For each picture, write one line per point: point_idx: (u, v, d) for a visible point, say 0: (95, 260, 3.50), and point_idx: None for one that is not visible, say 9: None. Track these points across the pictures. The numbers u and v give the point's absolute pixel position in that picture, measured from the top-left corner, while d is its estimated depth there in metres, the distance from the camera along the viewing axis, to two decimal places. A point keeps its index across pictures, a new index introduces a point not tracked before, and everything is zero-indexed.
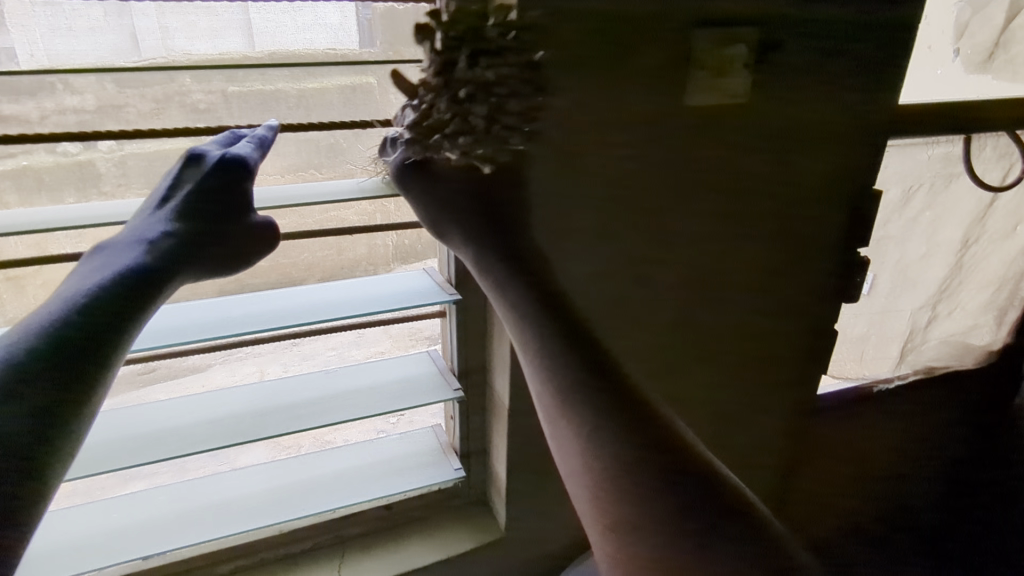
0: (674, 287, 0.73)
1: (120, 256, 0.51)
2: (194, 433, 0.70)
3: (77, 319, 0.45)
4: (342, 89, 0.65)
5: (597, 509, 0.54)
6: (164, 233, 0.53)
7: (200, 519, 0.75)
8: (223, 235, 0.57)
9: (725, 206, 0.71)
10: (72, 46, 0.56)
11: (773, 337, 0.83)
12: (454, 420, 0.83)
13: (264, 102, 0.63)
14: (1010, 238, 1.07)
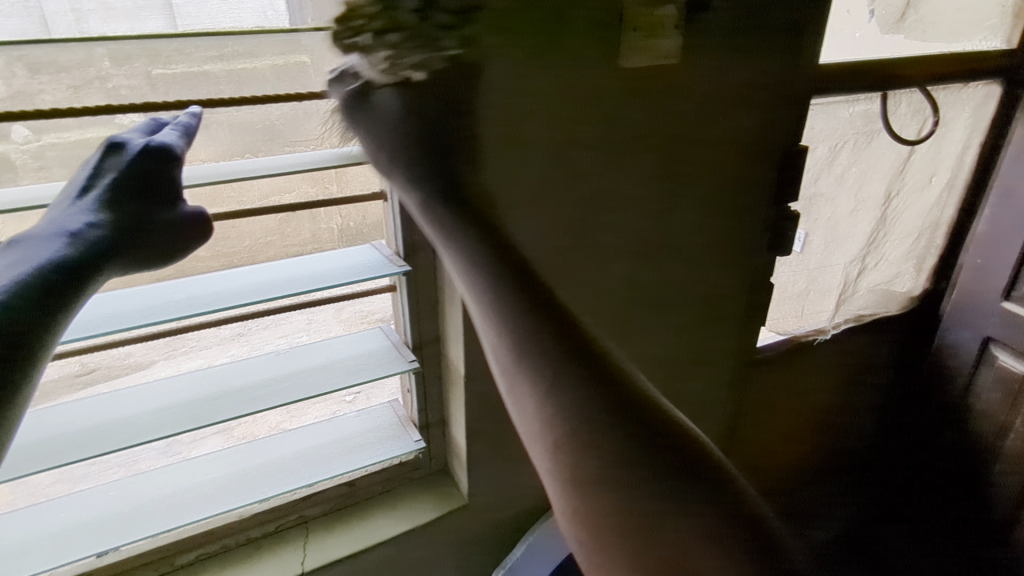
0: (617, 247, 0.75)
1: (40, 249, 0.44)
2: (143, 423, 0.68)
3: (1, 317, 0.39)
4: (273, 67, 0.63)
5: (575, 507, 0.43)
6: (90, 225, 0.48)
7: (156, 510, 0.73)
8: (155, 225, 0.52)
9: (666, 165, 0.73)
10: None
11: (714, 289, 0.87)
12: (412, 393, 0.84)
13: (191, 83, 0.61)
14: (925, 189, 1.15)
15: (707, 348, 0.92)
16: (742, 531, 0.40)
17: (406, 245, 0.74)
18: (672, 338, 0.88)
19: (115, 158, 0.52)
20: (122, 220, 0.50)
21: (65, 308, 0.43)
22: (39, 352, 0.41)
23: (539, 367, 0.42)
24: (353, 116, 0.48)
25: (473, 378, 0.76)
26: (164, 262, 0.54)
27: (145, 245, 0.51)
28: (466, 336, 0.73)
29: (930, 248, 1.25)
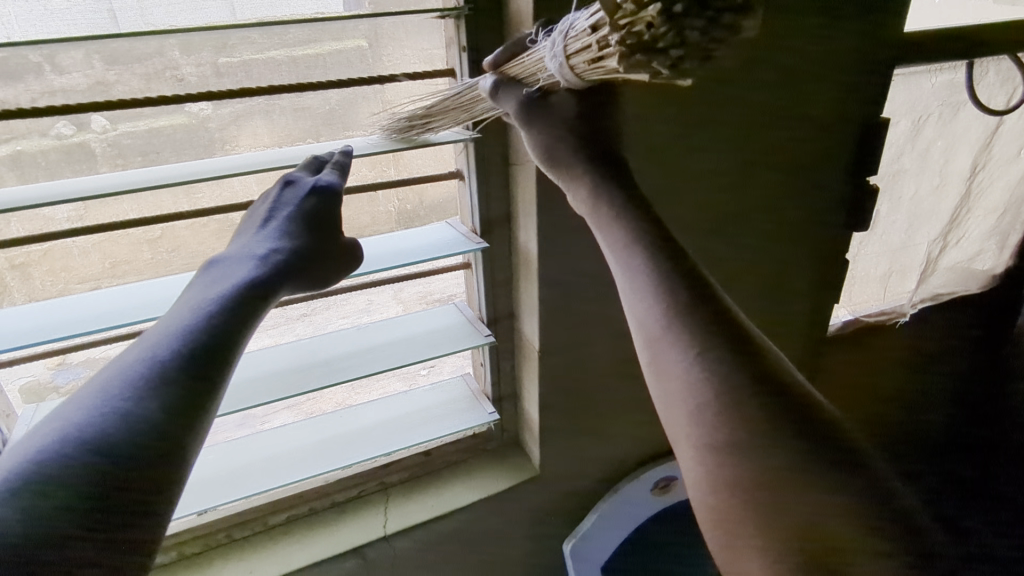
0: (695, 222, 0.76)
1: (236, 269, 0.51)
2: (239, 391, 0.73)
3: (216, 317, 0.43)
4: (336, 53, 0.66)
5: (704, 487, 0.42)
6: (273, 250, 0.54)
7: (250, 473, 0.78)
8: (317, 251, 0.58)
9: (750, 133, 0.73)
10: (52, 26, 0.56)
11: (788, 265, 0.86)
12: (484, 367, 0.86)
13: (254, 71, 0.64)
14: (1013, 162, 1.10)
15: (779, 324, 0.92)
16: (878, 512, 0.38)
17: (481, 222, 0.75)
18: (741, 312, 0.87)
19: (290, 193, 0.60)
20: (299, 246, 0.56)
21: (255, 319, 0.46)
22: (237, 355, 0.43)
23: (674, 327, 0.45)
24: (526, 117, 0.55)
25: (547, 352, 0.78)
26: (320, 287, 0.59)
27: (310, 269, 0.57)
28: (541, 311, 0.75)
29: (1015, 223, 1.20)
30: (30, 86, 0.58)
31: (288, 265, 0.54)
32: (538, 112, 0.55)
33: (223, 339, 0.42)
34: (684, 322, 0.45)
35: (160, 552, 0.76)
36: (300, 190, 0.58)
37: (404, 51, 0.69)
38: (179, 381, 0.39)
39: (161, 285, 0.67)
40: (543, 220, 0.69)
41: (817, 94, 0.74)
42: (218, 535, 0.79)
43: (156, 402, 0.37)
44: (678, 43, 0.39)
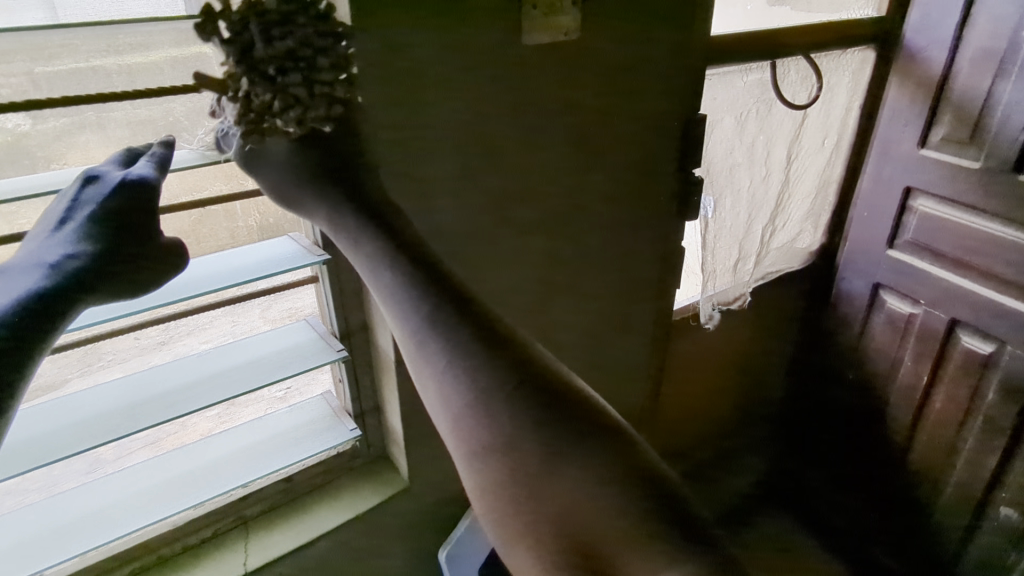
0: (535, 221, 0.78)
1: (11, 286, 0.42)
2: (57, 439, 0.65)
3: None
4: (174, 60, 0.60)
5: (486, 499, 0.42)
6: (68, 257, 0.46)
7: (79, 529, 0.69)
8: (130, 257, 0.49)
9: (552, 139, 0.74)
10: None
11: (612, 264, 0.89)
12: (342, 383, 0.84)
13: (82, 80, 0.56)
14: (818, 151, 1.23)
15: (622, 317, 0.96)
16: (643, 502, 0.39)
17: (323, 235, 0.73)
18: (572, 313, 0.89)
19: (91, 186, 0.50)
20: (101, 252, 0.47)
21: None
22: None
23: (432, 341, 0.44)
24: (251, 167, 0.51)
25: (405, 361, 0.77)
26: (137, 296, 0.51)
27: (121, 280, 0.49)
28: None
29: (823, 203, 1.35)
30: None
31: (84, 277, 0.46)
32: (259, 159, 0.51)
33: None
34: (451, 345, 0.44)
35: None
36: (104, 187, 0.49)
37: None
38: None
39: None
40: None
41: (620, 94, 0.77)
42: None
43: None
44: (291, 102, 0.49)
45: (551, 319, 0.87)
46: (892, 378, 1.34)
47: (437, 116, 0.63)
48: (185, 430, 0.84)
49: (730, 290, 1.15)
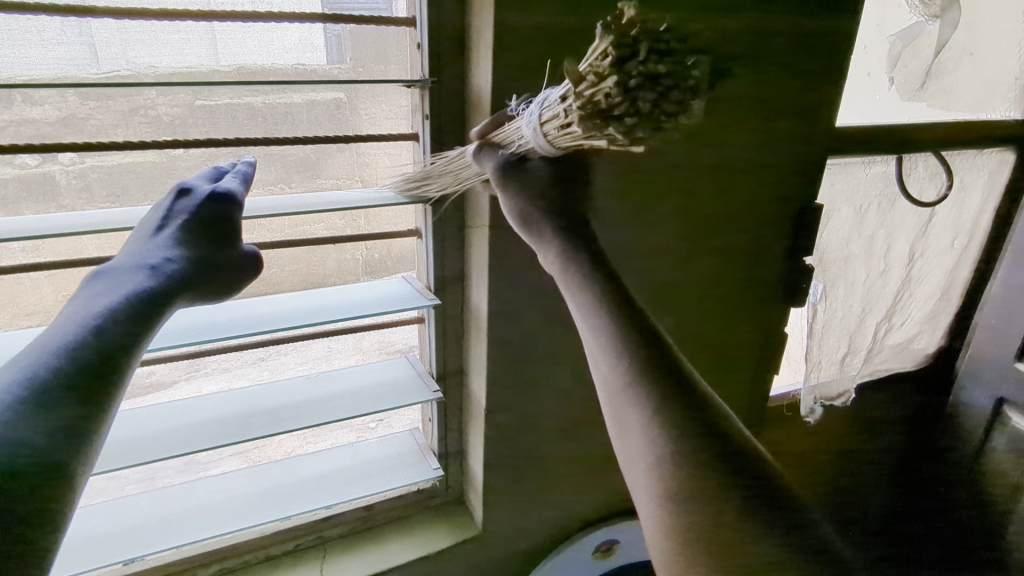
0: (660, 277, 0.80)
1: (128, 280, 0.49)
2: (179, 436, 0.72)
3: (99, 338, 0.42)
4: (313, 104, 0.70)
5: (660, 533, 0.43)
6: (167, 259, 0.52)
7: (183, 522, 0.76)
8: (216, 261, 0.57)
9: (696, 200, 0.77)
10: (29, 61, 0.58)
11: (738, 331, 0.90)
12: (432, 423, 0.87)
13: (232, 115, 0.67)
14: (945, 250, 1.17)
15: (734, 384, 0.95)
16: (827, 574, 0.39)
17: (435, 280, 0.78)
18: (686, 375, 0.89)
19: (186, 200, 0.58)
20: (195, 255, 0.55)
21: (149, 330, 0.46)
22: (128, 370, 0.43)
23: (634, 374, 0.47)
24: (503, 178, 0.58)
25: (493, 410, 0.79)
26: (219, 298, 0.58)
27: (211, 280, 0.56)
28: (488, 368, 0.76)
29: (946, 305, 1.26)
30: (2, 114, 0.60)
31: (185, 275, 0.52)
32: (516, 174, 0.58)
33: (104, 362, 0.41)
34: (639, 378, 0.47)
35: None
36: (195, 198, 0.57)
37: (381, 107, 0.74)
38: (61, 398, 0.38)
39: None
40: (492, 281, 0.71)
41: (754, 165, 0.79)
42: None
43: (39, 425, 0.37)
44: (633, 112, 0.46)
45: None
46: (1014, 505, 1.21)
47: None
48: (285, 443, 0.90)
49: (839, 383, 1.10)
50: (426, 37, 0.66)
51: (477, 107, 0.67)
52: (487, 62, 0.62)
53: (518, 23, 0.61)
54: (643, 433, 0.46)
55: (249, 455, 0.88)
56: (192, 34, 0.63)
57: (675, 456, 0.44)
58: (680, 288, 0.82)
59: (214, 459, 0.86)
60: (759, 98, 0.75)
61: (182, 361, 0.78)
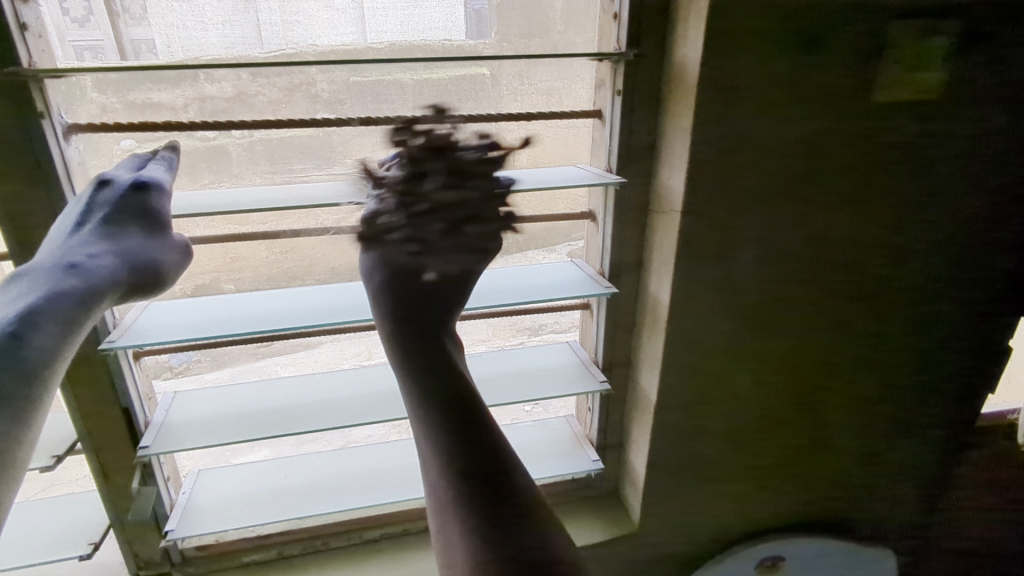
0: (835, 282, 0.72)
1: (43, 280, 0.49)
2: (358, 404, 0.74)
3: (13, 337, 0.45)
4: (456, 79, 0.67)
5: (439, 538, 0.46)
6: (83, 258, 0.52)
7: (354, 485, 0.79)
8: (145, 258, 0.56)
9: (832, 250, 0.70)
10: (202, 40, 0.60)
11: (870, 390, 0.82)
12: (593, 412, 0.85)
13: (379, 94, 0.66)
14: None
15: (861, 446, 0.87)
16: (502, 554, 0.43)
17: (611, 266, 0.74)
18: (781, 439, 0.83)
19: (106, 197, 0.56)
20: (112, 256, 0.54)
21: (66, 339, 0.48)
22: (46, 380, 0.47)
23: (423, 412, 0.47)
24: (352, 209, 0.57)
25: (664, 407, 0.76)
26: (156, 292, 0.58)
27: (141, 276, 0.56)
28: (663, 363, 0.73)
29: None
30: (186, 91, 0.61)
31: (103, 276, 0.53)
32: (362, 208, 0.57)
33: (28, 366, 0.45)
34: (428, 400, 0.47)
35: (263, 548, 0.79)
36: (115, 191, 0.56)
37: (551, 78, 0.70)
38: None
39: (292, 296, 0.71)
40: (679, 269, 0.67)
41: (984, 177, 0.68)
42: (317, 541, 0.81)
43: None
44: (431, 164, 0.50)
45: (827, 394, 0.81)
46: None
47: (759, 164, 0.63)
48: None
49: None
50: (626, 8, 0.62)
51: (676, 82, 0.62)
52: (696, 33, 0.57)
53: (735, 4, 0.56)
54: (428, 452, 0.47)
55: (394, 427, 0.89)
56: (340, 9, 0.62)
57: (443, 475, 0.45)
58: (792, 349, 0.76)
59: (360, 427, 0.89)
60: (996, 102, 0.64)
61: (335, 333, 0.80)
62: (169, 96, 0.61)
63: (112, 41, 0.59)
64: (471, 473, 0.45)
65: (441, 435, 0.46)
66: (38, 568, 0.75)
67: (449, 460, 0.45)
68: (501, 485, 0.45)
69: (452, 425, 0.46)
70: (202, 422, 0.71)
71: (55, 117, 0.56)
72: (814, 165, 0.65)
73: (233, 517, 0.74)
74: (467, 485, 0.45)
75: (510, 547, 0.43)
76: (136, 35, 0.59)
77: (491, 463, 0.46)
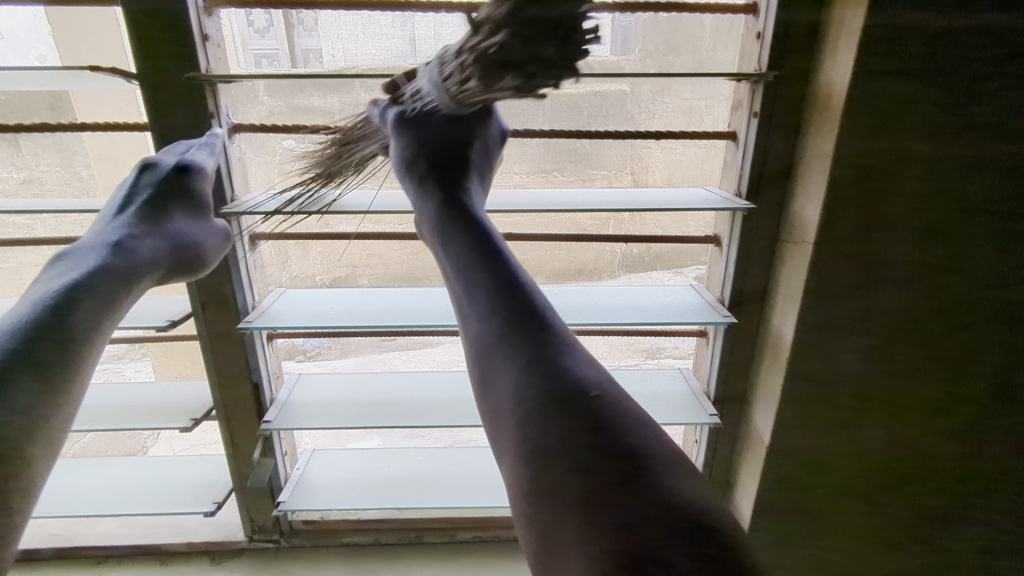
0: (993, 341, 0.63)
1: (84, 258, 0.55)
2: (461, 406, 0.76)
3: (52, 313, 0.49)
4: (594, 95, 0.68)
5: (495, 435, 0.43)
6: (125, 237, 0.59)
7: (454, 484, 0.81)
8: (189, 242, 0.60)
9: (994, 302, 0.61)
10: (363, 51, 0.65)
11: None
12: (700, 446, 0.81)
13: (519, 106, 0.68)
14: None
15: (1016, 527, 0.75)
16: (571, 417, 0.40)
17: (732, 296, 0.70)
18: (913, 507, 0.74)
19: (147, 178, 0.62)
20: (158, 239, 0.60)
21: (105, 312, 0.53)
22: (83, 356, 0.50)
23: (461, 263, 0.50)
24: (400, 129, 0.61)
25: (777, 450, 0.70)
26: (199, 274, 0.62)
27: (183, 255, 0.60)
28: (781, 403, 0.67)
29: None
30: (343, 97, 0.69)
31: (141, 253, 0.58)
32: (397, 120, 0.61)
33: (62, 340, 0.48)
34: (463, 238, 0.51)
35: (362, 532, 0.83)
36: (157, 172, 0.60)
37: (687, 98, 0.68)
38: (25, 381, 0.45)
39: (412, 295, 0.75)
40: (805, 305, 0.62)
41: None
42: (412, 534, 0.83)
43: (23, 392, 0.45)
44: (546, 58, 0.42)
45: (972, 463, 0.71)
46: None
47: (909, 204, 0.57)
48: None
49: None
50: (771, 26, 0.58)
51: (820, 107, 0.58)
52: (847, 55, 0.53)
53: (893, 24, 0.51)
54: (476, 323, 0.47)
55: None
56: None
57: (484, 332, 0.46)
58: (935, 408, 0.67)
59: (467, 429, 0.91)
60: None
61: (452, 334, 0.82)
62: (326, 101, 0.68)
63: (287, 49, 0.65)
64: (511, 317, 0.46)
65: (467, 277, 0.49)
66: (171, 517, 0.84)
67: (484, 324, 0.46)
68: (547, 347, 0.44)
69: (492, 268, 0.49)
70: (319, 404, 0.76)
71: (223, 117, 0.63)
72: (980, 203, 0.57)
73: (339, 496, 0.79)
74: (512, 336, 0.45)
75: (559, 388, 0.41)
76: (307, 44, 0.65)
77: (520, 313, 0.46)
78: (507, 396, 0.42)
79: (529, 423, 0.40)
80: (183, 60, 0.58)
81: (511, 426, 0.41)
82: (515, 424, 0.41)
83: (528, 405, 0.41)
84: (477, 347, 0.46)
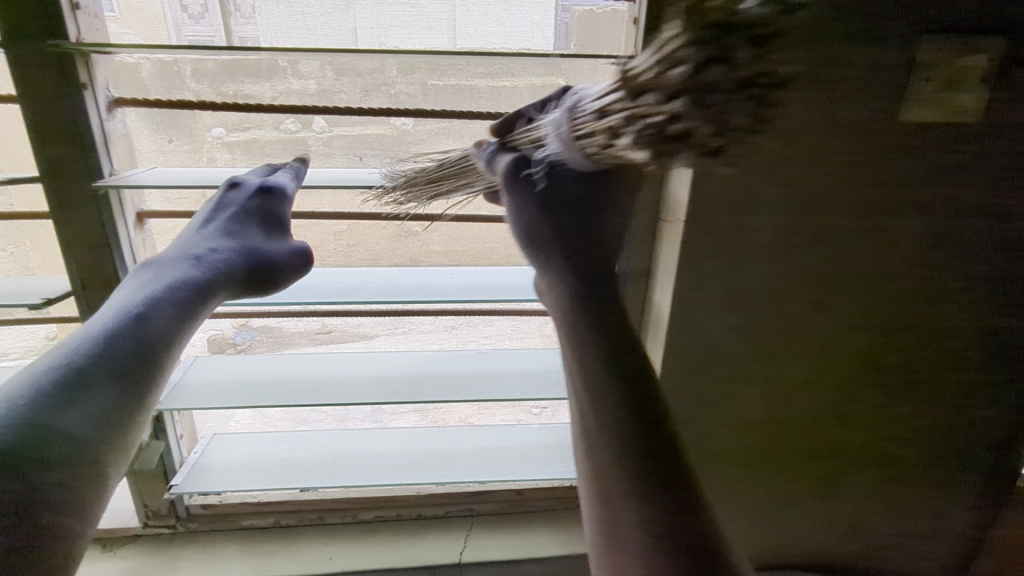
0: (845, 314, 0.68)
1: (172, 270, 0.62)
2: (356, 385, 0.77)
3: (136, 325, 0.54)
4: (531, 86, 0.69)
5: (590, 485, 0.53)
6: (208, 250, 0.66)
7: (360, 464, 0.81)
8: (268, 258, 0.68)
9: (842, 279, 0.66)
10: (304, 35, 0.62)
11: (890, 427, 0.77)
12: None
13: (459, 94, 0.67)
14: None
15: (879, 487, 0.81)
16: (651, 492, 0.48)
17: (618, 273, 0.72)
18: (787, 471, 0.80)
19: (235, 197, 0.69)
20: (235, 246, 0.67)
21: (189, 320, 0.59)
22: (162, 361, 0.55)
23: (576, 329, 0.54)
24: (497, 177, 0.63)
25: None
26: (267, 291, 0.70)
27: (260, 271, 0.68)
28: (661, 376, 0.70)
29: None
30: (275, 85, 0.66)
31: (222, 265, 0.65)
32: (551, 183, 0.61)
33: (143, 349, 0.53)
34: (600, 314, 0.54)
35: (262, 515, 0.82)
36: (248, 192, 0.68)
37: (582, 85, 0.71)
38: (109, 385, 0.50)
39: (312, 275, 0.75)
40: (680, 283, 0.65)
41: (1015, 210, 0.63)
42: (314, 516, 0.83)
43: (104, 396, 0.50)
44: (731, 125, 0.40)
45: (837, 429, 0.77)
46: None
47: (765, 188, 0.61)
48: (462, 417, 0.91)
49: None
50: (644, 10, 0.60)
51: None
52: None
53: None
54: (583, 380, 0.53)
55: (425, 415, 0.91)
56: (435, 15, 0.63)
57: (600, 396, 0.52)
58: (800, 379, 0.72)
59: (396, 414, 0.91)
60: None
61: (373, 317, 0.82)
62: (258, 88, 0.66)
63: (223, 36, 0.62)
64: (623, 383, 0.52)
65: (586, 353, 0.53)
66: None
67: (614, 397, 0.51)
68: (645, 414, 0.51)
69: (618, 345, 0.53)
70: (213, 385, 0.75)
71: (99, 90, 0.62)
72: (828, 185, 0.61)
73: (235, 477, 0.78)
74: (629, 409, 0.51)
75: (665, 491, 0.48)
76: (245, 32, 0.62)
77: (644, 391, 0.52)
78: (608, 456, 0.50)
79: (618, 483, 0.50)
80: (49, 28, 0.56)
81: (607, 477, 0.50)
82: (619, 485, 0.50)
83: (627, 479, 0.49)
84: (593, 412, 0.52)
